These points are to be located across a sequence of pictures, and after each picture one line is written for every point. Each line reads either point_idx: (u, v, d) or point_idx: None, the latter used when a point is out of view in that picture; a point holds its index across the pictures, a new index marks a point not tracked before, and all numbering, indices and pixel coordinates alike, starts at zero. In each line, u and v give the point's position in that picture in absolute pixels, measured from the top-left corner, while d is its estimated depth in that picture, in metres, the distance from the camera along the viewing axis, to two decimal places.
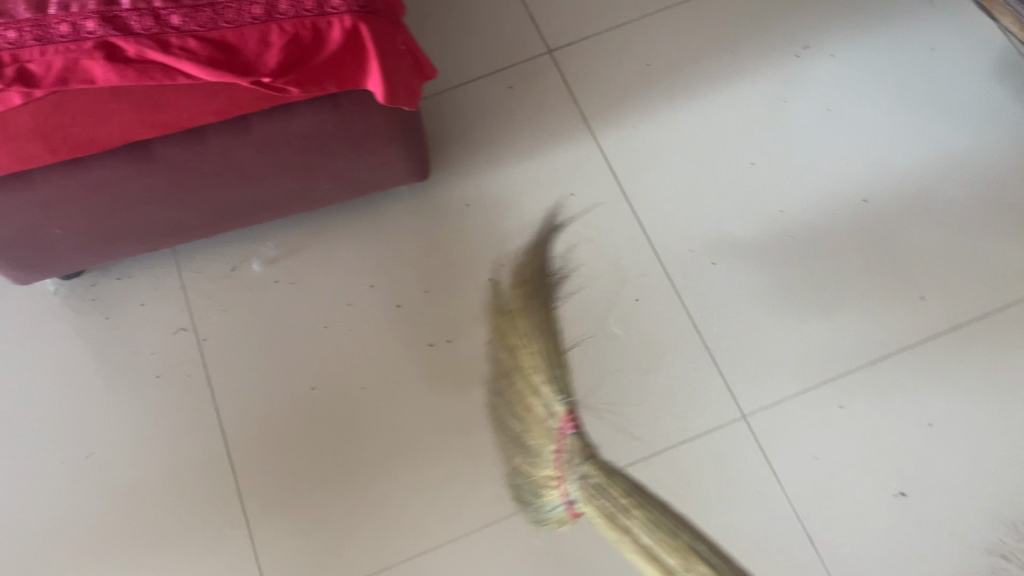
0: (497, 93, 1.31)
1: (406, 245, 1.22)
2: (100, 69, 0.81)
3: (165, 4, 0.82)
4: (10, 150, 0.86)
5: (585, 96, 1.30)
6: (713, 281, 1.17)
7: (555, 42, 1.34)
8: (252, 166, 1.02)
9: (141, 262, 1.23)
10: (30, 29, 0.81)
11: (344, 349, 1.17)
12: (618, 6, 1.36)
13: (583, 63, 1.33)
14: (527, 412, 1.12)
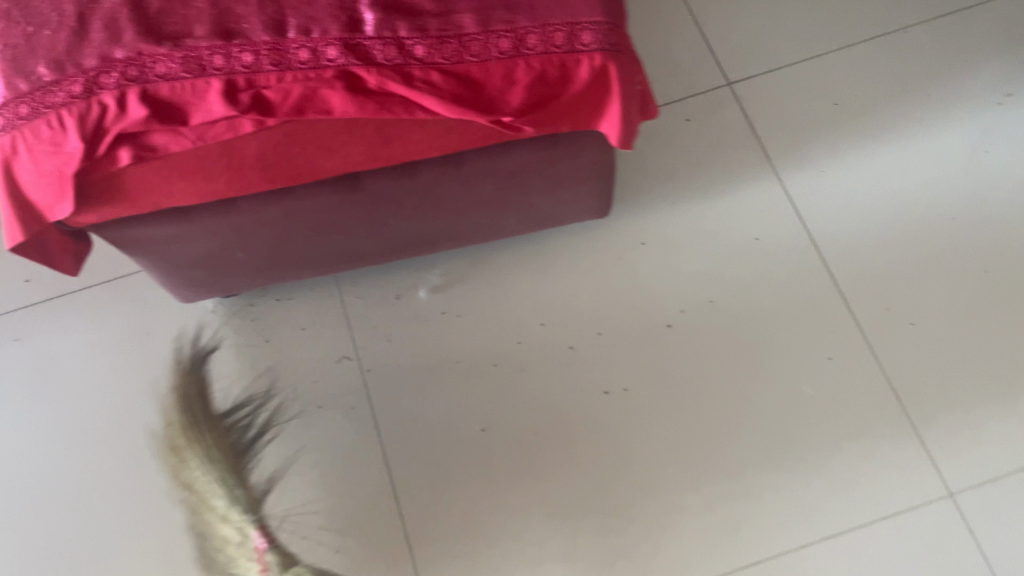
0: (674, 126, 1.25)
1: (579, 283, 1.16)
2: (338, 100, 0.76)
3: (410, 34, 0.76)
4: (230, 178, 0.81)
5: (770, 134, 1.23)
6: (910, 342, 1.09)
7: (736, 74, 1.27)
8: (452, 199, 0.98)
9: (302, 284, 1.19)
10: (267, 53, 0.76)
11: (517, 390, 1.12)
12: (804, 39, 1.29)
13: (767, 98, 1.25)
14: (714, 472, 1.05)
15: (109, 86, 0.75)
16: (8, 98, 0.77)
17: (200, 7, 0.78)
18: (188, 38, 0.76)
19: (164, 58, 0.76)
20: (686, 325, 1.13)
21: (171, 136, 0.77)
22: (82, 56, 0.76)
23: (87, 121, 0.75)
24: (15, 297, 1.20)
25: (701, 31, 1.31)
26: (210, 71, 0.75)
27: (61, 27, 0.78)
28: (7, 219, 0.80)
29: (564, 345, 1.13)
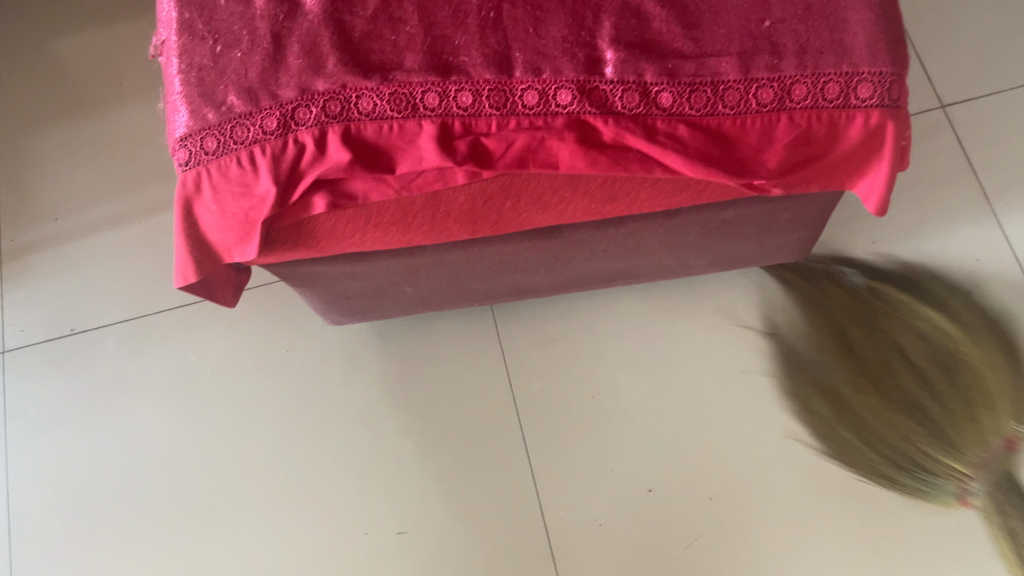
0: None
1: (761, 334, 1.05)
2: (567, 154, 0.65)
3: (658, 78, 0.64)
4: (428, 228, 0.72)
5: (989, 169, 1.08)
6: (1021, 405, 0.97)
7: (951, 98, 1.12)
8: (648, 245, 0.86)
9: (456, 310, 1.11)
10: (489, 94, 0.65)
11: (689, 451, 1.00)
12: None
13: (987, 128, 1.10)
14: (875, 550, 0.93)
15: (307, 123, 0.66)
16: (192, 129, 0.68)
17: (411, 32, 0.68)
18: (398, 71, 0.66)
19: (371, 94, 0.66)
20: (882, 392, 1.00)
21: (374, 184, 0.67)
22: (277, 84, 0.67)
23: (281, 162, 0.66)
24: (153, 299, 1.14)
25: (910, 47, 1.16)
26: (423, 111, 0.66)
27: (252, 47, 0.69)
28: (182, 256, 0.72)
29: (747, 404, 1.01)
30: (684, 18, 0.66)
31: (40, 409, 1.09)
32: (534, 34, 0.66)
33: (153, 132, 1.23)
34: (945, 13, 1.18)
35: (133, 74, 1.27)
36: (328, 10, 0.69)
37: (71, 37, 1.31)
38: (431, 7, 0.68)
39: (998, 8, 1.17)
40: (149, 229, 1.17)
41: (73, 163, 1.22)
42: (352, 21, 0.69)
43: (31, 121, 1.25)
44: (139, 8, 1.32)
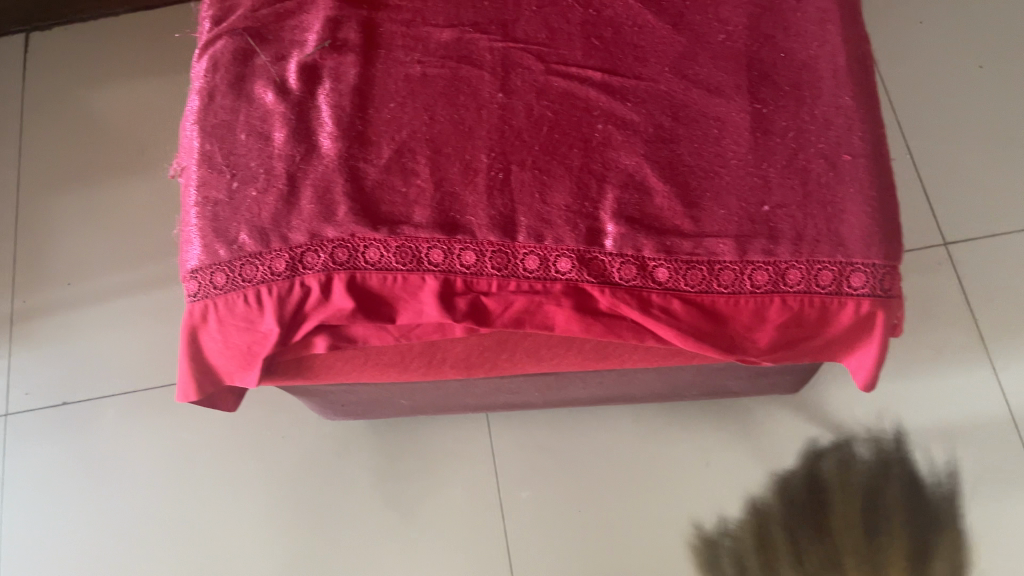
0: None
1: (748, 458, 1.05)
2: (563, 318, 0.67)
3: (656, 254, 0.66)
4: (424, 368, 0.73)
5: (983, 310, 1.10)
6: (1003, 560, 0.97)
7: (952, 237, 1.14)
8: (640, 380, 0.87)
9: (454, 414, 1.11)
10: (492, 255, 0.67)
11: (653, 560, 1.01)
12: None
13: (985, 268, 1.12)
14: None
15: (315, 267, 0.69)
16: (204, 263, 0.70)
17: (422, 186, 0.70)
18: (406, 225, 0.69)
19: (378, 245, 0.68)
20: (850, 527, 1.00)
21: (375, 330, 0.69)
22: (289, 227, 0.69)
23: (286, 303, 0.69)
24: (155, 374, 1.15)
25: (917, 180, 1.19)
26: (427, 267, 0.68)
27: (268, 186, 0.71)
28: (184, 377, 0.74)
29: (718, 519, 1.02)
30: (685, 196, 0.68)
31: (36, 476, 1.10)
32: (539, 200, 0.68)
33: (165, 207, 1.24)
34: (954, 149, 1.20)
35: (152, 144, 1.29)
36: (344, 156, 0.71)
37: (96, 99, 1.33)
38: (443, 163, 0.71)
39: (1006, 149, 1.18)
40: (157, 303, 1.19)
41: (89, 232, 1.24)
42: (366, 169, 0.71)
43: (51, 184, 1.27)
44: (163, 75, 1.33)
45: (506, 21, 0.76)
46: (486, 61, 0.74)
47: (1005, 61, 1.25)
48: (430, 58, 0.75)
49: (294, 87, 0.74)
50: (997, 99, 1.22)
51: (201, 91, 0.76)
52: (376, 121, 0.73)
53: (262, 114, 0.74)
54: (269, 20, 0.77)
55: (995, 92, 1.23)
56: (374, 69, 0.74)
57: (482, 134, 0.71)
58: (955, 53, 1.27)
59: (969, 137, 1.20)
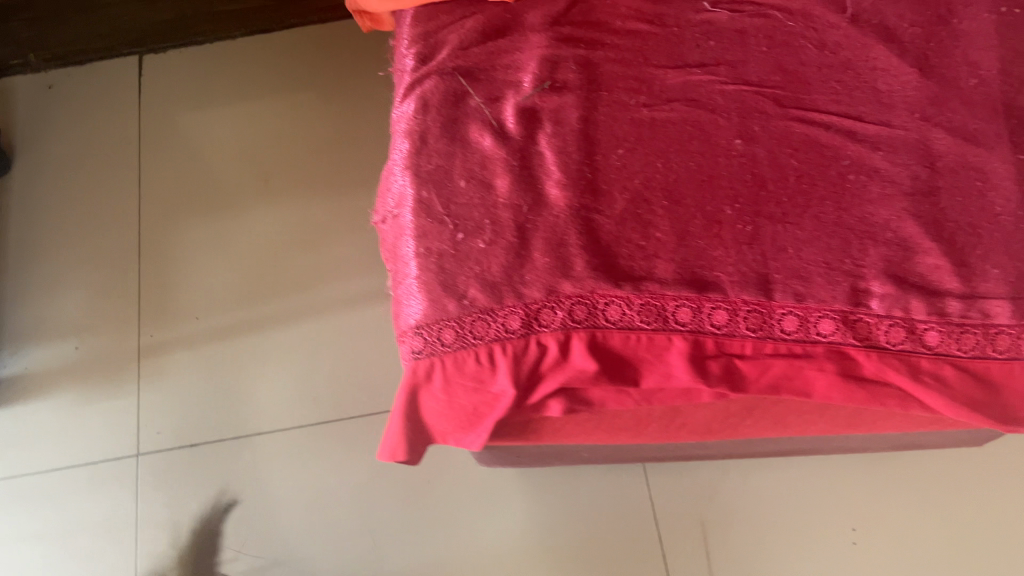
0: None
1: (892, 477, 1.01)
2: (824, 384, 0.63)
3: (928, 318, 0.62)
4: (655, 433, 0.69)
5: None
6: None
7: None
8: (846, 436, 0.82)
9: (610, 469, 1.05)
10: (745, 315, 0.63)
11: (722, 535, 1.00)
12: None
13: None
14: None
15: (552, 325, 0.64)
16: (429, 319, 0.66)
17: (662, 239, 0.66)
18: (650, 280, 0.64)
19: (620, 303, 0.64)
20: None
21: (614, 394, 0.65)
22: (523, 282, 0.65)
23: (522, 362, 0.65)
24: (291, 415, 1.10)
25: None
26: (674, 326, 0.64)
27: (496, 237, 0.67)
28: (394, 435, 0.70)
29: (804, 501, 1.01)
30: (955, 255, 0.63)
31: (173, 522, 1.05)
32: (794, 256, 0.64)
33: (291, 237, 1.20)
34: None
35: (274, 171, 1.24)
36: (575, 206, 0.67)
37: (209, 122, 1.28)
38: (683, 215, 0.66)
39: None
40: (288, 339, 1.14)
41: (213, 263, 1.20)
42: (600, 220, 0.67)
43: (171, 213, 1.23)
44: (281, 95, 1.28)
45: (735, 60, 0.71)
46: (719, 104, 0.70)
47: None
48: (656, 102, 0.70)
49: (514, 131, 0.70)
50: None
51: (411, 132, 0.72)
52: (605, 168, 0.68)
53: (480, 160, 0.70)
54: (481, 59, 0.73)
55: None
56: (597, 112, 0.70)
57: (723, 184, 0.67)
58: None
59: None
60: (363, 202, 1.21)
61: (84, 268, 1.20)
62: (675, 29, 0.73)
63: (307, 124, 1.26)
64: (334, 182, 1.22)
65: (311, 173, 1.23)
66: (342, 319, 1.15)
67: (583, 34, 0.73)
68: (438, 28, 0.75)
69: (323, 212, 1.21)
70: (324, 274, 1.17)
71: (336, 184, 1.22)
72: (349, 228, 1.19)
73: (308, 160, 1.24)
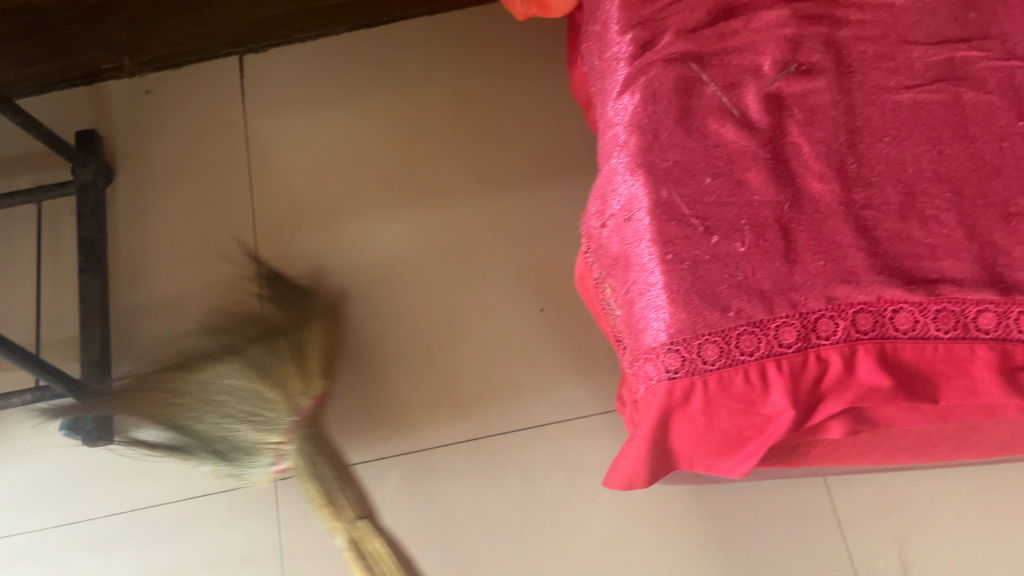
0: None
1: None
2: None
3: None
4: (933, 452, 0.62)
5: None
6: None
7: None
8: None
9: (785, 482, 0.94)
10: None
11: (919, 543, 0.89)
12: None
13: None
14: None
15: (834, 337, 0.57)
16: (686, 333, 0.59)
17: (951, 235, 0.58)
18: (944, 283, 0.57)
19: (911, 309, 0.57)
20: None
21: (906, 412, 0.58)
22: (796, 290, 0.58)
23: (800, 379, 0.58)
24: (437, 433, 1.01)
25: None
26: (976, 334, 0.56)
27: (758, 239, 0.60)
28: (634, 458, 0.63)
29: (1000, 501, 0.91)
30: None
31: (389, 532, 0.96)
32: None
33: (426, 241, 1.10)
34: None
35: (401, 171, 1.15)
36: (845, 202, 0.60)
37: (318, 123, 1.19)
38: (970, 208, 0.59)
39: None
40: (431, 349, 1.05)
41: (342, 272, 1.10)
42: (875, 217, 0.60)
43: (292, 222, 1.14)
44: (400, 90, 1.19)
45: (1004, 33, 0.64)
46: (992, 83, 0.63)
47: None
48: (920, 82, 0.63)
49: (761, 120, 0.63)
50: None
51: (642, 126, 0.65)
52: (871, 159, 0.61)
53: (725, 154, 0.63)
54: (711, 42, 0.66)
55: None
56: (853, 97, 0.63)
57: (1012, 172, 0.60)
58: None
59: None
60: (502, 201, 1.11)
61: (201, 283, 1.12)
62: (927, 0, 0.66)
63: (431, 120, 1.17)
64: (467, 181, 1.13)
65: (442, 171, 1.14)
66: (489, 327, 1.05)
67: (823, 10, 0.66)
68: (655, 11, 0.69)
69: (459, 213, 1.11)
70: (467, 280, 1.08)
71: (471, 182, 1.13)
72: (489, 230, 1.10)
73: (437, 158, 1.15)
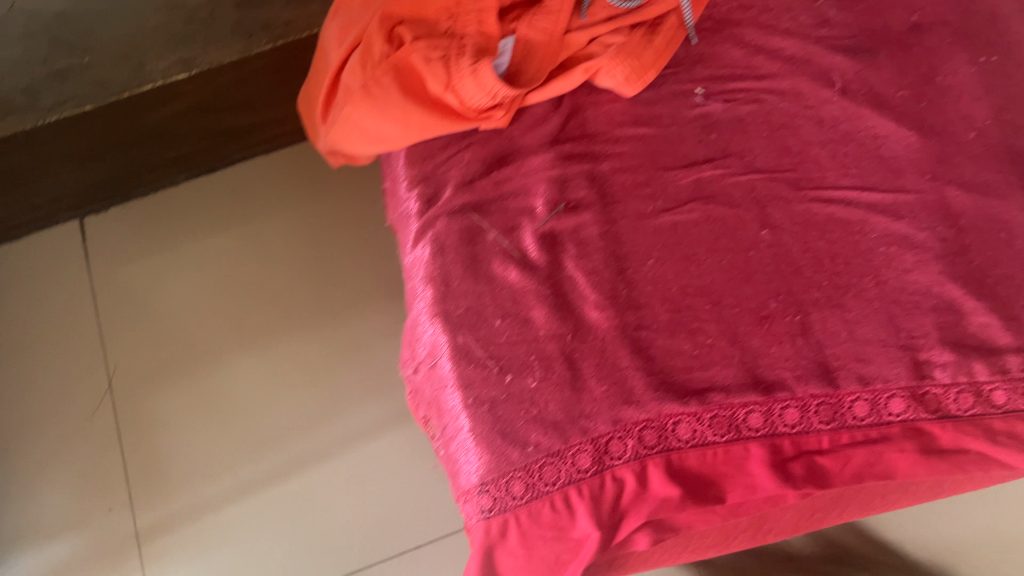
0: None
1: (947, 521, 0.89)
2: (906, 463, 0.61)
3: (989, 378, 0.62)
4: (741, 541, 0.67)
5: None
6: None
7: None
8: None
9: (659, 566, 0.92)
10: (817, 409, 0.62)
11: None
12: None
13: None
14: None
15: (624, 457, 0.62)
16: (494, 473, 0.62)
17: (715, 345, 0.64)
18: (714, 390, 0.63)
19: (689, 420, 0.62)
20: None
21: (701, 514, 0.63)
22: (586, 417, 0.63)
23: (601, 501, 0.62)
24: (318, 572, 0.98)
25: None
26: (748, 433, 0.62)
27: (547, 372, 0.64)
28: None
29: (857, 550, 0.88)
30: (1004, 313, 0.63)
31: None
32: (848, 338, 0.63)
33: (287, 374, 1.10)
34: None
35: (255, 309, 1.15)
36: (620, 326, 0.66)
37: (168, 273, 1.18)
38: (729, 314, 0.65)
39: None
40: (306, 485, 1.03)
41: (206, 419, 1.08)
42: (650, 336, 0.65)
43: (149, 375, 1.11)
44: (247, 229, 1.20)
45: (740, 150, 0.72)
46: (737, 197, 0.70)
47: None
48: (674, 205, 0.70)
49: (538, 260, 0.69)
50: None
51: (434, 278, 0.69)
52: (640, 283, 0.67)
53: (510, 294, 0.68)
54: (489, 192, 0.72)
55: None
56: (618, 225, 0.70)
57: (761, 277, 0.66)
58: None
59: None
60: (358, 325, 1.13)
61: (58, 455, 1.06)
62: (673, 127, 0.73)
63: (281, 255, 1.18)
64: (323, 311, 1.14)
65: (298, 305, 1.15)
66: (361, 453, 1.05)
67: (585, 148, 0.73)
68: (436, 166, 0.74)
69: (317, 343, 1.12)
70: (332, 407, 1.08)
71: (327, 312, 1.14)
72: (350, 356, 1.11)
73: (290, 292, 1.16)
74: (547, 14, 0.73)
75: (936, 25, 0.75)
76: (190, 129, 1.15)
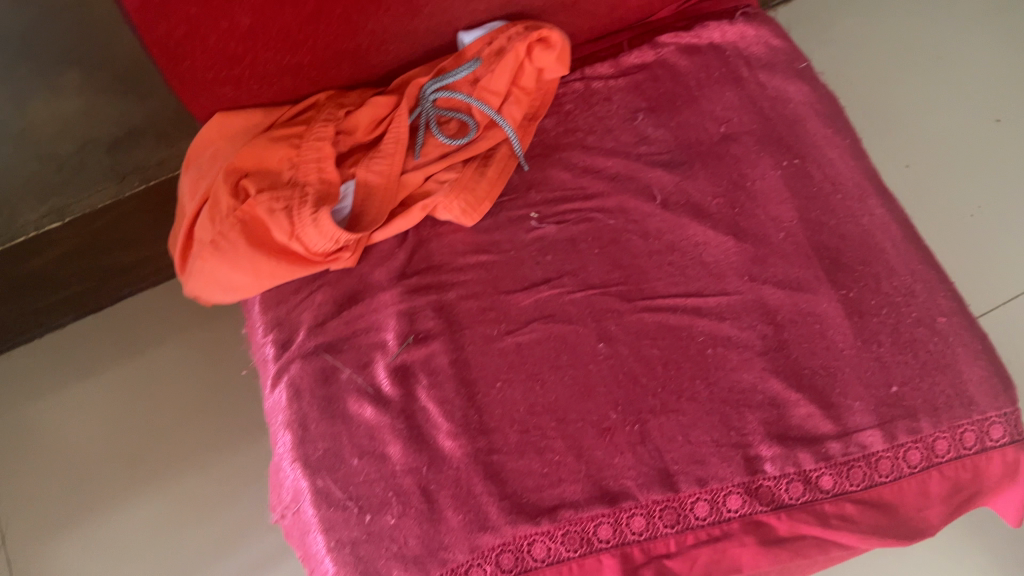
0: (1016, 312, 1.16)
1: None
2: (750, 556, 0.65)
3: (815, 465, 0.66)
4: None
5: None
6: None
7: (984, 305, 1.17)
8: None
9: None
10: (661, 513, 0.65)
11: None
12: None
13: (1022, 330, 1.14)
14: None
15: None
16: None
17: (563, 462, 0.67)
18: (565, 506, 0.66)
19: (543, 538, 0.65)
20: None
21: None
22: (445, 547, 0.65)
23: None
24: None
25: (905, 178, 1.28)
26: (599, 545, 0.65)
27: (405, 506, 0.66)
28: None
29: None
30: (822, 401, 0.68)
31: None
32: (684, 442, 0.67)
33: (181, 515, 1.03)
34: (927, 137, 1.30)
35: (150, 448, 1.08)
36: (472, 452, 0.68)
37: (47, 418, 1.10)
38: (574, 430, 0.68)
39: (1009, 142, 1.28)
40: None
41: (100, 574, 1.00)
42: (501, 459, 0.68)
43: (32, 533, 1.03)
44: (134, 363, 1.13)
45: (574, 268, 0.76)
46: (574, 314, 0.74)
47: (956, 46, 1.38)
48: (517, 326, 0.74)
49: (392, 394, 0.71)
50: (959, 88, 1.34)
51: (292, 422, 0.71)
52: (489, 407, 0.70)
53: (366, 431, 0.70)
54: (341, 331, 0.75)
55: (954, 80, 1.35)
56: (466, 352, 0.73)
57: (601, 389, 0.70)
58: (916, 47, 1.39)
59: (975, 136, 1.29)
60: (253, 451, 1.08)
61: None
62: (512, 252, 0.78)
63: (172, 386, 1.12)
64: (224, 437, 1.09)
65: (196, 436, 1.09)
66: None
67: (431, 280, 0.77)
68: (290, 310, 0.77)
69: (211, 476, 1.06)
70: (234, 545, 1.02)
71: (228, 437, 1.09)
72: (256, 480, 1.06)
73: (186, 424, 1.10)
74: (383, 157, 0.78)
75: (743, 134, 0.82)
76: (71, 275, 1.08)
